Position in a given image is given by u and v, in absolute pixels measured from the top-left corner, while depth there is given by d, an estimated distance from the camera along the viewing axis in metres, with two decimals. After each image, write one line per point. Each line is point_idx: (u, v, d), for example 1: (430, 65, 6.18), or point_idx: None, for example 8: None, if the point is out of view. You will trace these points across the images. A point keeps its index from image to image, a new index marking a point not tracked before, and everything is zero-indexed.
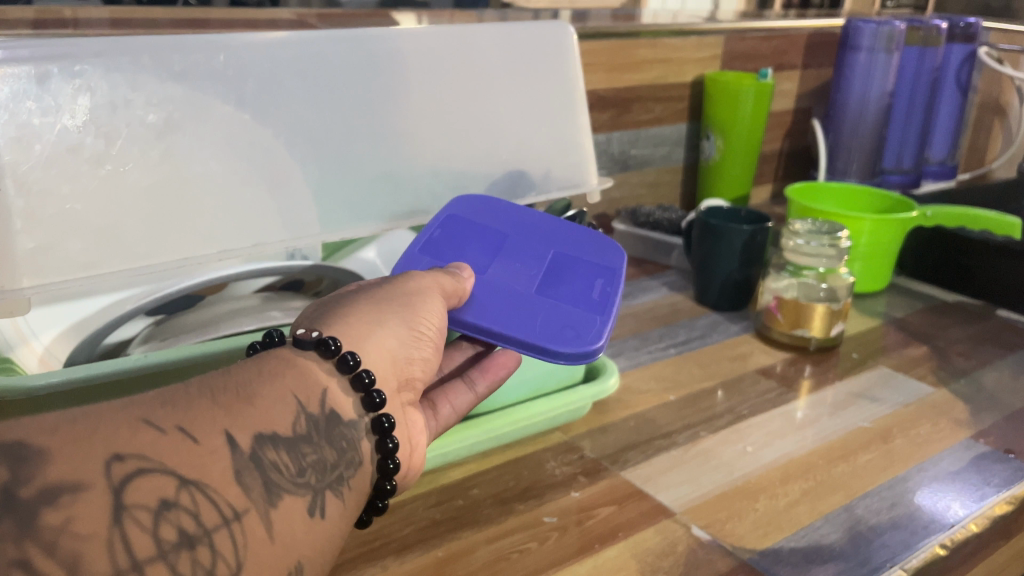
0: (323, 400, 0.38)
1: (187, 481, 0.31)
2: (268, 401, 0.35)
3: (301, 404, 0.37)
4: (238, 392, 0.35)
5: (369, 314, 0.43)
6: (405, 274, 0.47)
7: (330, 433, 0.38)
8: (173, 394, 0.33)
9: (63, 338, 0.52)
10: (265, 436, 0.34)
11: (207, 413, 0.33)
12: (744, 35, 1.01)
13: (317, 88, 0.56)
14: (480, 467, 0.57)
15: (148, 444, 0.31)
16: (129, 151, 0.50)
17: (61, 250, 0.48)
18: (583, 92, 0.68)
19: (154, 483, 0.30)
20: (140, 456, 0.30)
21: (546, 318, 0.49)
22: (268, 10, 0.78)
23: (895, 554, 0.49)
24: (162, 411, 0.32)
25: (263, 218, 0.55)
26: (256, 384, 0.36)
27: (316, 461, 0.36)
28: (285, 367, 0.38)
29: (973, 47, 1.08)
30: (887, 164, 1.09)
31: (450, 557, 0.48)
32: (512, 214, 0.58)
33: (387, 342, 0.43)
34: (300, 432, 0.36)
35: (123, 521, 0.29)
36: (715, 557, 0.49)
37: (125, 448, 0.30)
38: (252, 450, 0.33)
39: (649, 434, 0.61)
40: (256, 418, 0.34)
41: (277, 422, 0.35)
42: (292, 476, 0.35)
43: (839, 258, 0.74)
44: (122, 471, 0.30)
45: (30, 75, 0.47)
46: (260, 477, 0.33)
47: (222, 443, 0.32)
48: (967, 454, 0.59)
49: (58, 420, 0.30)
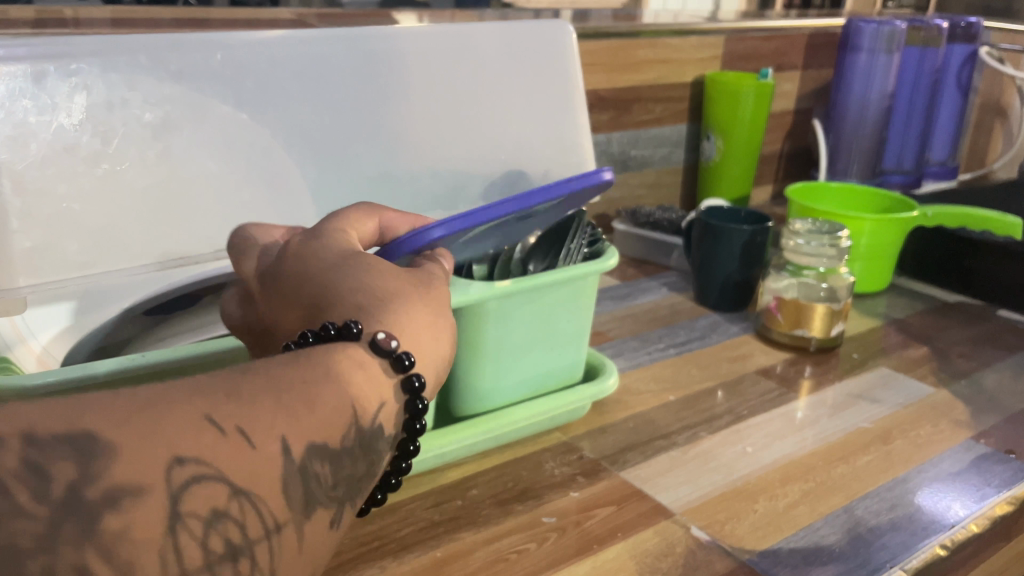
0: (377, 414, 0.36)
1: (239, 492, 0.30)
2: (329, 408, 0.33)
3: (357, 417, 0.34)
4: (304, 393, 0.33)
5: (430, 322, 0.40)
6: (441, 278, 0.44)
7: (372, 447, 0.35)
8: (238, 385, 0.31)
9: (63, 335, 0.51)
10: (318, 447, 0.32)
11: (269, 416, 0.31)
12: (745, 35, 1.01)
13: (316, 87, 0.56)
14: (478, 466, 0.56)
15: (209, 447, 0.29)
16: (126, 151, 0.50)
17: (58, 250, 0.49)
18: (582, 92, 0.68)
19: (207, 491, 0.29)
20: (201, 462, 0.29)
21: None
22: (269, 10, 0.78)
23: (895, 555, 0.49)
24: (227, 407, 0.30)
25: (258, 218, 0.55)
26: (321, 387, 0.34)
27: (349, 475, 0.34)
28: (352, 372, 0.35)
29: (974, 47, 1.07)
30: (887, 165, 1.09)
31: (448, 558, 0.48)
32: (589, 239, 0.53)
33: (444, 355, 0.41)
34: (346, 446, 0.34)
35: (176, 530, 0.28)
36: (713, 558, 0.48)
37: (186, 451, 0.29)
38: (302, 461, 0.32)
39: (648, 435, 0.61)
40: (315, 428, 0.32)
41: (332, 433, 0.33)
42: (327, 490, 0.33)
43: (840, 258, 0.74)
44: (182, 476, 0.28)
45: (27, 74, 0.47)
46: (302, 488, 0.32)
47: (277, 452, 0.31)
48: (967, 455, 0.59)
49: (126, 404, 0.29)
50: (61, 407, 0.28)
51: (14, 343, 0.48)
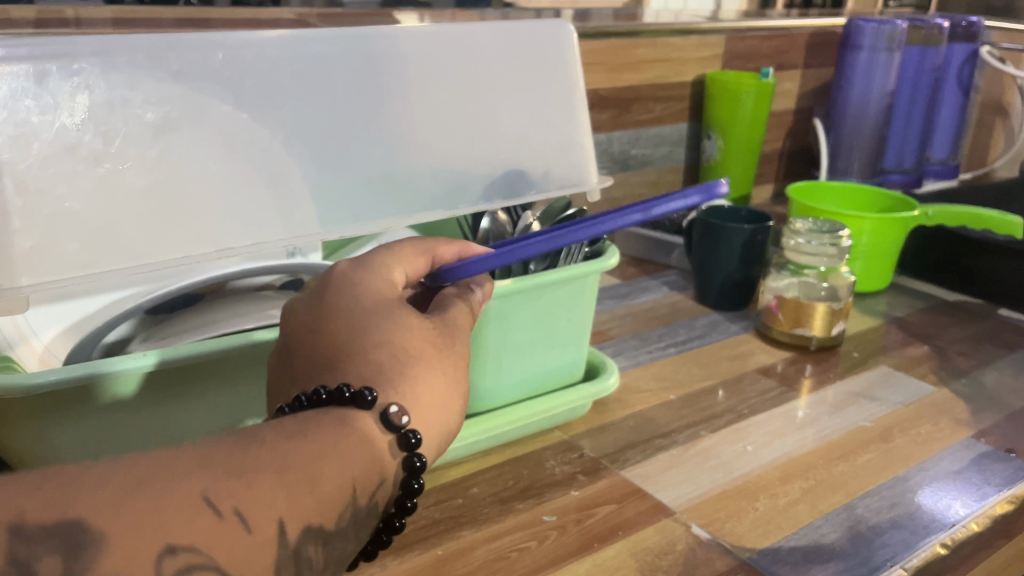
0: (375, 492, 0.36)
1: None
2: (331, 485, 0.34)
3: (354, 496, 0.35)
4: (305, 473, 0.33)
5: (445, 400, 0.40)
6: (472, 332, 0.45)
7: (363, 525, 0.36)
8: (238, 463, 0.32)
9: (64, 337, 0.51)
10: (312, 529, 0.33)
11: (270, 497, 0.32)
12: (745, 35, 1.01)
13: (315, 87, 0.56)
14: (479, 465, 0.57)
15: (205, 533, 0.29)
16: (127, 150, 0.50)
17: (58, 250, 0.48)
18: (582, 91, 0.68)
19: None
20: (195, 550, 0.29)
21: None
22: (269, 9, 0.78)
23: (895, 553, 0.49)
24: (225, 489, 0.31)
25: (259, 216, 0.55)
26: (325, 466, 0.34)
27: (339, 556, 0.35)
28: (355, 446, 0.36)
29: (975, 46, 1.08)
30: (888, 164, 1.09)
31: (449, 556, 0.48)
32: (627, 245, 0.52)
33: (447, 433, 0.41)
34: (341, 526, 0.34)
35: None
36: (714, 556, 0.49)
37: (180, 539, 0.29)
38: (296, 543, 0.32)
39: (648, 433, 0.61)
40: (312, 511, 0.33)
41: (328, 514, 0.34)
42: (318, 571, 0.34)
43: (840, 257, 0.74)
44: (173, 565, 0.29)
45: (28, 74, 0.47)
46: (293, 570, 0.32)
47: (272, 534, 0.31)
48: (967, 454, 0.59)
49: (124, 488, 0.29)
50: (60, 491, 0.28)
51: (17, 342, 0.49)
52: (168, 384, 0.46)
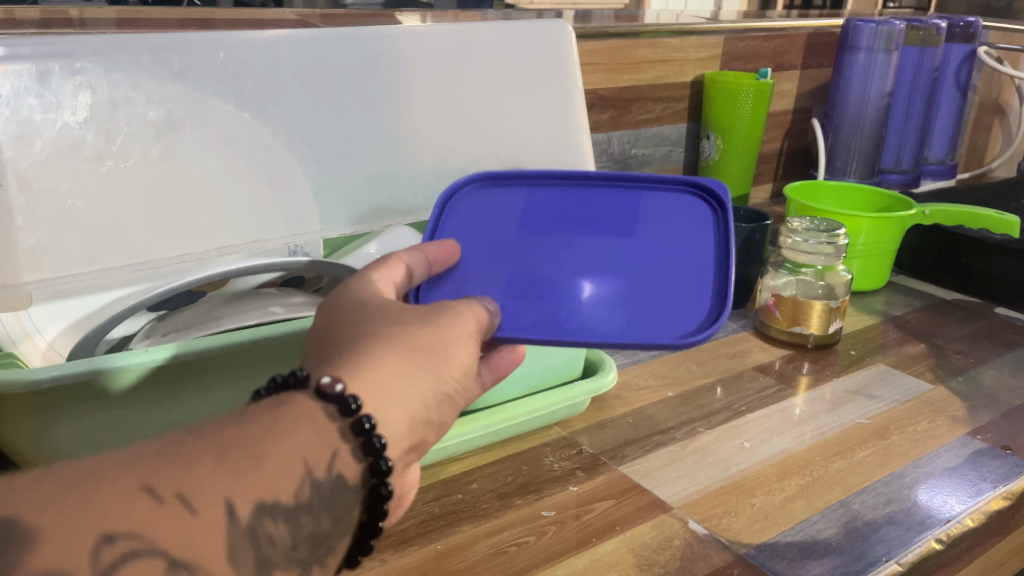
0: (332, 464, 0.34)
1: (176, 562, 0.29)
2: (276, 463, 0.32)
3: (308, 471, 0.33)
4: (247, 451, 0.31)
5: (403, 367, 0.37)
6: (452, 307, 0.41)
7: (331, 502, 0.34)
8: (177, 449, 0.30)
9: (67, 332, 0.52)
10: (265, 507, 0.32)
11: (210, 478, 0.30)
12: (744, 35, 1.01)
13: (317, 86, 0.57)
14: (479, 461, 0.57)
15: (143, 520, 0.28)
16: (130, 149, 0.51)
17: (62, 248, 0.49)
18: (581, 91, 0.68)
19: (143, 565, 0.28)
20: (133, 536, 0.28)
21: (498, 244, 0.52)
22: (273, 10, 0.79)
23: (891, 548, 0.49)
24: (162, 473, 0.29)
25: (261, 215, 0.56)
26: (266, 444, 0.32)
27: (310, 532, 0.34)
28: (298, 424, 0.34)
29: (973, 46, 1.08)
30: (887, 164, 1.10)
31: (448, 550, 0.48)
32: (653, 243, 0.52)
33: (412, 406, 0.37)
34: (302, 501, 0.33)
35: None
36: (711, 551, 0.49)
37: (116, 528, 0.28)
38: (249, 522, 0.31)
39: (647, 430, 0.61)
40: (258, 488, 0.31)
41: (283, 489, 0.32)
42: (284, 550, 0.33)
43: (836, 257, 0.75)
44: (112, 554, 0.28)
45: (31, 73, 0.48)
46: (251, 549, 0.31)
47: (220, 515, 0.30)
48: (964, 451, 0.60)
49: (58, 481, 0.28)
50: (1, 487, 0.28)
51: (21, 339, 0.50)
52: (172, 382, 0.47)
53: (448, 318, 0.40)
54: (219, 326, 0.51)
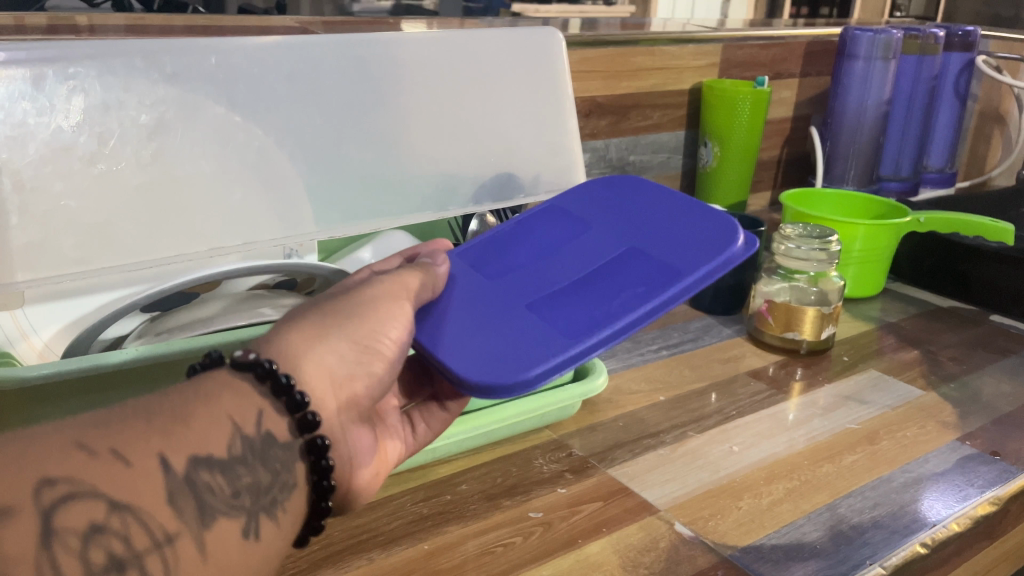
0: (259, 422, 0.36)
1: (120, 506, 0.30)
2: (202, 422, 0.34)
3: (236, 427, 0.35)
4: (172, 415, 0.33)
5: (312, 329, 0.40)
6: (369, 277, 0.45)
7: (264, 455, 0.36)
8: (109, 415, 0.32)
9: (63, 333, 0.53)
10: (200, 459, 0.33)
11: (141, 434, 0.31)
12: (742, 43, 1.02)
13: (307, 93, 0.58)
14: (468, 463, 0.58)
15: (79, 468, 0.30)
16: (122, 150, 0.52)
17: (55, 246, 0.50)
18: (572, 95, 0.69)
19: (84, 507, 0.29)
20: (72, 480, 0.29)
21: (537, 329, 0.46)
22: (274, 17, 0.80)
23: (875, 551, 0.49)
24: (96, 432, 0.31)
25: (252, 217, 0.57)
26: (191, 407, 0.34)
27: (250, 484, 0.35)
28: (221, 391, 0.36)
29: (971, 56, 1.08)
30: (886, 171, 1.10)
31: (434, 550, 0.49)
32: (626, 244, 0.52)
33: (329, 361, 0.40)
34: (235, 454, 0.34)
35: (51, 544, 0.28)
36: (696, 553, 0.49)
37: (55, 472, 0.29)
38: (186, 472, 0.32)
39: (638, 433, 0.62)
40: (190, 440, 0.32)
41: (214, 444, 0.33)
42: (226, 499, 0.34)
43: (829, 262, 0.75)
44: (52, 496, 0.29)
45: (26, 77, 0.49)
46: (193, 499, 0.32)
47: (155, 466, 0.31)
48: (953, 456, 0.60)
49: None
50: None
51: (17, 340, 0.51)
52: (162, 377, 0.48)
53: (372, 285, 0.44)
54: (207, 323, 0.52)
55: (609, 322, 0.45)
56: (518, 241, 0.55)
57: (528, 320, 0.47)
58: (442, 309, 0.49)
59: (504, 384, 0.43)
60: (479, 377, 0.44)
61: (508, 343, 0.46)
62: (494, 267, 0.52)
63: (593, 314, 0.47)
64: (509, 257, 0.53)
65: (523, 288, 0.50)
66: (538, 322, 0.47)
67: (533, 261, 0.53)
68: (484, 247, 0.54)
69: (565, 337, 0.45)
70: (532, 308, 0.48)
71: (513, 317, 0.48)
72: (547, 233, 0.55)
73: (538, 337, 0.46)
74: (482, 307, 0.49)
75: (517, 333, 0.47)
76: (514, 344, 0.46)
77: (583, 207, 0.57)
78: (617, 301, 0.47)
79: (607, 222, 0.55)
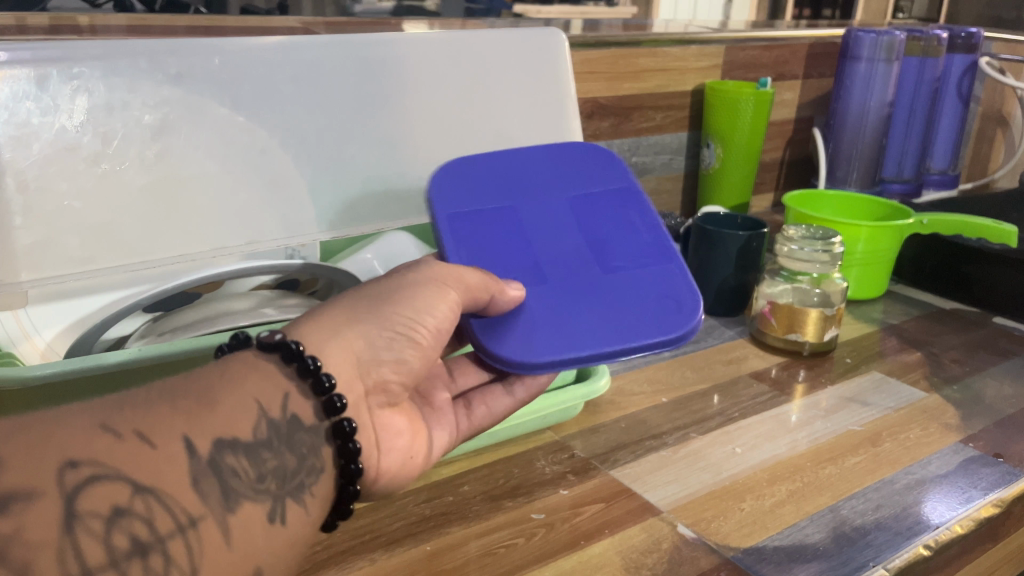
0: (284, 405, 0.37)
1: (144, 488, 0.30)
2: (228, 406, 0.35)
3: (262, 411, 0.36)
4: (199, 398, 0.34)
5: (343, 312, 0.42)
6: (419, 263, 0.46)
7: (291, 439, 0.37)
8: (131, 401, 0.33)
9: (66, 332, 0.53)
10: (224, 442, 0.34)
11: (166, 417, 0.32)
12: (744, 45, 1.02)
13: (311, 93, 0.58)
14: (470, 464, 0.58)
15: (104, 450, 0.30)
16: (126, 150, 0.52)
17: (58, 246, 0.50)
18: (575, 98, 0.69)
19: (107, 490, 0.30)
20: (95, 463, 0.30)
21: (633, 296, 0.50)
22: (276, 18, 0.80)
23: (879, 553, 0.49)
24: (120, 415, 0.32)
25: (257, 217, 0.57)
26: (217, 389, 0.35)
27: (275, 467, 0.36)
28: (246, 372, 0.37)
29: (974, 57, 1.08)
30: (887, 173, 1.10)
31: (437, 551, 0.49)
32: (609, 212, 0.55)
33: (354, 346, 0.41)
34: (260, 437, 0.35)
35: (74, 529, 0.28)
36: (699, 554, 0.49)
37: (79, 455, 0.29)
38: (210, 456, 0.33)
39: (640, 434, 0.62)
40: (215, 424, 0.34)
41: (239, 428, 0.35)
42: (251, 482, 0.34)
43: (833, 264, 0.75)
44: (76, 479, 0.29)
45: (30, 77, 0.49)
46: (218, 484, 0.33)
47: (180, 449, 0.32)
48: (955, 458, 0.60)
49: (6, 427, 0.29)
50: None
51: (20, 339, 0.51)
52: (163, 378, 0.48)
53: (409, 270, 0.45)
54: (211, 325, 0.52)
55: (674, 293, 0.51)
56: (518, 224, 0.53)
57: (596, 310, 0.49)
58: (518, 320, 0.48)
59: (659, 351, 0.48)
60: (633, 350, 0.48)
61: (622, 316, 0.49)
62: (514, 258, 0.52)
63: (658, 290, 0.51)
64: (518, 259, 0.52)
65: (565, 280, 0.51)
66: (608, 310, 0.49)
67: (541, 246, 0.53)
68: (491, 257, 0.51)
69: (642, 313, 0.49)
70: (595, 297, 0.50)
71: (582, 308, 0.50)
72: (533, 207, 0.55)
73: (624, 325, 0.49)
74: (557, 306, 0.49)
75: (595, 327, 0.49)
76: (607, 333, 0.48)
77: (522, 183, 0.56)
78: (658, 272, 0.52)
79: (556, 197, 0.55)
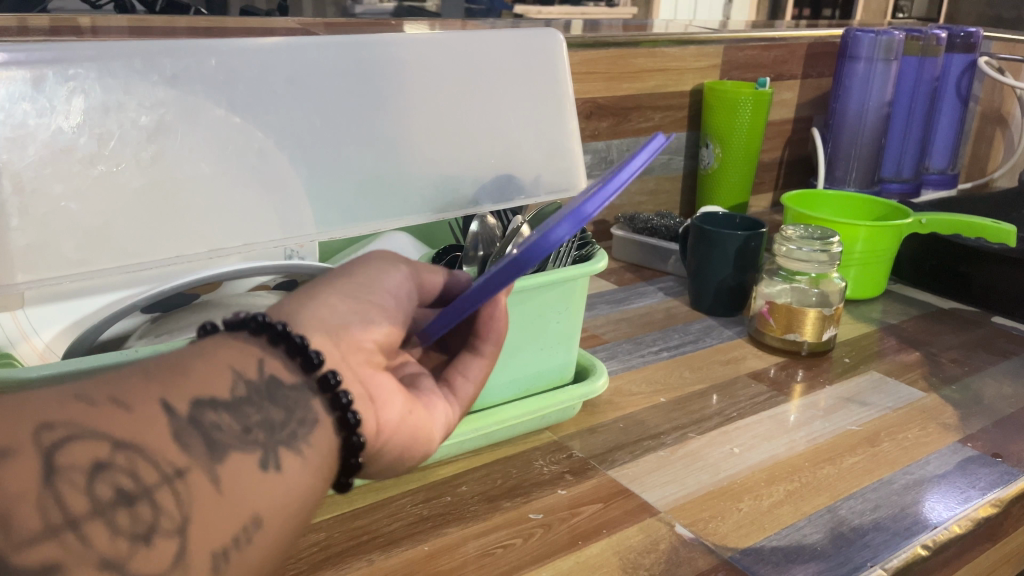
0: (262, 365, 0.35)
1: (122, 443, 0.29)
2: (200, 372, 0.33)
3: (237, 370, 0.34)
4: (171, 365, 0.32)
5: (307, 291, 0.40)
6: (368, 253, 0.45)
7: (274, 394, 0.34)
8: (106, 376, 0.31)
9: (63, 334, 0.53)
10: (203, 400, 0.31)
11: (141, 384, 0.31)
12: (743, 45, 1.02)
13: (307, 93, 0.58)
14: (468, 464, 0.58)
15: (82, 413, 0.29)
16: (122, 151, 0.52)
17: (55, 249, 0.50)
18: (573, 99, 0.70)
19: (86, 446, 0.28)
20: (71, 424, 0.28)
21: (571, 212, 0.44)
22: (276, 18, 0.80)
23: (876, 554, 0.49)
24: (97, 387, 0.30)
25: (255, 217, 0.57)
26: (202, 355, 0.34)
27: (262, 420, 0.33)
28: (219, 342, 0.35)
29: (973, 56, 1.08)
30: (887, 173, 1.10)
31: (434, 552, 0.49)
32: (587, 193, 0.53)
33: (324, 313, 0.38)
34: (240, 395, 0.33)
35: (55, 482, 0.27)
36: (696, 555, 0.49)
37: (52, 417, 0.28)
38: (190, 413, 0.31)
39: (637, 435, 0.62)
40: (191, 386, 0.31)
41: (216, 386, 0.32)
42: (237, 433, 0.32)
43: (829, 264, 0.75)
44: (52, 438, 0.28)
45: (26, 79, 0.49)
46: (200, 436, 0.31)
47: (158, 409, 0.30)
48: (954, 458, 0.60)
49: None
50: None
51: (18, 340, 0.51)
52: None
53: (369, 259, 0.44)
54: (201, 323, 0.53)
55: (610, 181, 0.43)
56: None
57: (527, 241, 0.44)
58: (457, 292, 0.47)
59: (552, 234, 0.37)
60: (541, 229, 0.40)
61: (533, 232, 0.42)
62: None
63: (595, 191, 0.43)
64: None
65: None
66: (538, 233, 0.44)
67: None
68: None
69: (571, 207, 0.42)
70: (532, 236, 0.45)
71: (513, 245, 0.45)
72: None
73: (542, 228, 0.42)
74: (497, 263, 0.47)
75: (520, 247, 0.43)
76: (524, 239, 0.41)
77: None
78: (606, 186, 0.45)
79: None
